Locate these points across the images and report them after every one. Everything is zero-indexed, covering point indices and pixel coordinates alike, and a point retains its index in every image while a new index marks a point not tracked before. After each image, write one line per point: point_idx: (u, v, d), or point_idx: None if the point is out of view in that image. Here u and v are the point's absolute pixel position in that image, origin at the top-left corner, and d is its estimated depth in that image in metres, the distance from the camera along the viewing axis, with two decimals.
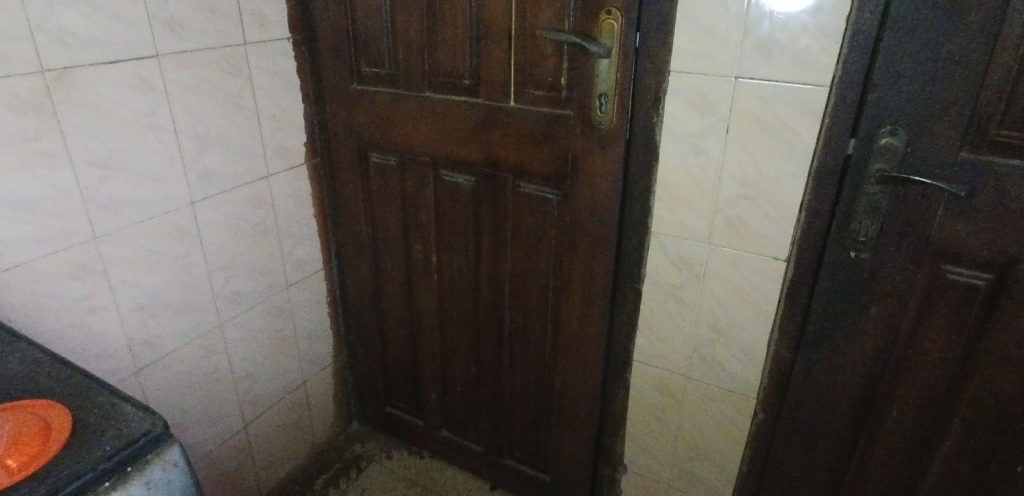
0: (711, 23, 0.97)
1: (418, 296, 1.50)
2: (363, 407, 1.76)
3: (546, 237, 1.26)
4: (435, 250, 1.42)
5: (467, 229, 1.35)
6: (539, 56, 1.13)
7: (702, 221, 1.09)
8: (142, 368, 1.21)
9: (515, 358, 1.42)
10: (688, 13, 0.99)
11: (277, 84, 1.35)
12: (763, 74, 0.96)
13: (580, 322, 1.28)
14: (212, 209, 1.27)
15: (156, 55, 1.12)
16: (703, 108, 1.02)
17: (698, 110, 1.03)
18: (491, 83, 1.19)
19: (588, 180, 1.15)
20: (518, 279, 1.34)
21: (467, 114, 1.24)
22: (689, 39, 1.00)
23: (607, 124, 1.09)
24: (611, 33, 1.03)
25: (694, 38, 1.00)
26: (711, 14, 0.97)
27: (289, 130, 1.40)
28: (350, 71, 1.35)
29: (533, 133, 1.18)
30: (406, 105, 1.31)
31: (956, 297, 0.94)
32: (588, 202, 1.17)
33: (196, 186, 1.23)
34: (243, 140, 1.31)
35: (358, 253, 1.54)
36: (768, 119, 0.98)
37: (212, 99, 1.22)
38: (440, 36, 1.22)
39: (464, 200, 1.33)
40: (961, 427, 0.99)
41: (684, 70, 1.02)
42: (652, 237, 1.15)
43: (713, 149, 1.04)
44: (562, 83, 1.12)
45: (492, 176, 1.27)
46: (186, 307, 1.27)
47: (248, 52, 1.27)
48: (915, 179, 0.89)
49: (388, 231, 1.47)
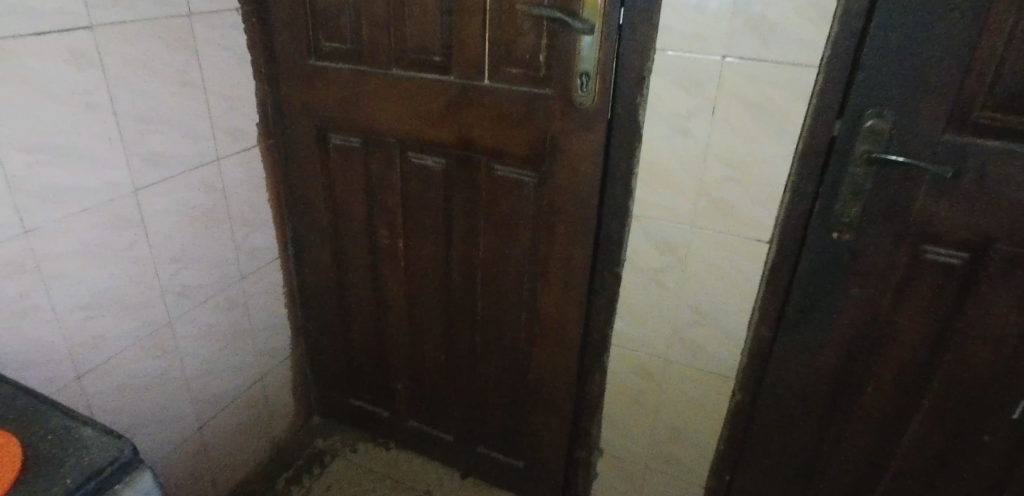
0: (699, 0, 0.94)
1: (386, 285, 1.44)
2: (325, 399, 1.69)
3: (523, 222, 1.22)
4: (403, 236, 1.36)
5: (438, 213, 1.30)
6: (517, 31, 1.07)
7: (684, 203, 1.07)
8: (86, 374, 1.10)
9: (487, 344, 1.39)
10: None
11: (226, 58, 1.24)
12: (751, 54, 0.94)
13: (558, 306, 1.26)
14: (158, 197, 1.16)
15: (91, 26, 0.99)
16: (690, 87, 1.00)
17: (684, 90, 1.00)
18: (465, 60, 1.13)
19: (568, 161, 1.12)
20: (491, 264, 1.29)
21: (438, 93, 1.18)
22: (676, 16, 0.97)
23: (588, 105, 1.06)
24: (594, 8, 0.99)
25: (680, 14, 0.96)
26: None
27: (241, 108, 1.30)
28: (308, 45, 1.25)
29: (510, 113, 1.14)
30: (370, 82, 1.23)
31: (933, 276, 0.96)
32: (568, 184, 1.14)
33: (140, 171, 1.12)
34: (191, 121, 1.20)
35: (318, 241, 1.45)
36: (756, 100, 0.96)
37: (155, 76, 1.11)
38: (409, 8, 1.14)
39: (435, 184, 1.27)
40: (932, 399, 1.03)
41: (670, 47, 0.99)
42: (634, 221, 1.13)
43: (699, 130, 1.02)
44: (541, 61, 1.08)
45: (464, 158, 1.22)
46: (134, 304, 1.16)
47: (194, 23, 1.16)
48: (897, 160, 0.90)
49: (351, 216, 1.39)
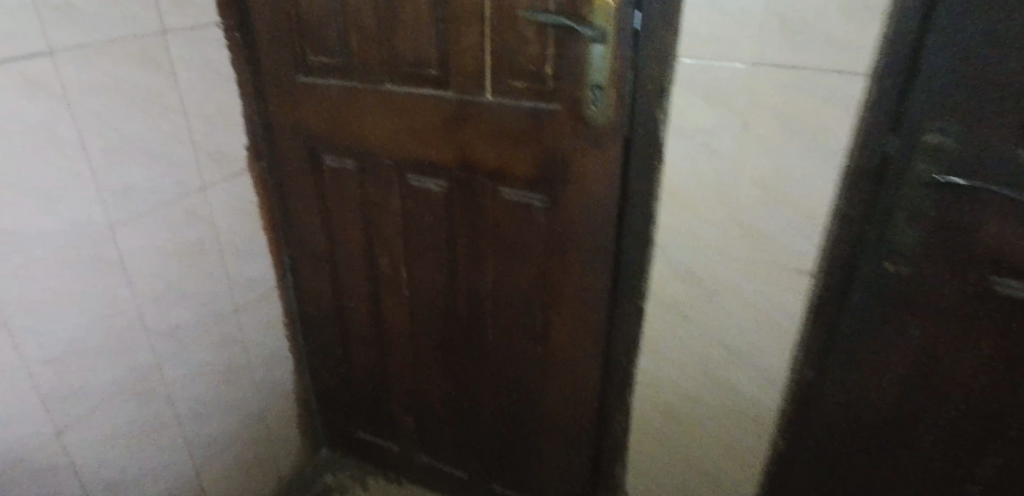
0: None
1: (388, 314, 1.34)
2: (333, 432, 1.60)
3: (533, 249, 1.11)
4: (405, 263, 1.26)
5: (440, 239, 1.19)
6: (518, 39, 0.96)
7: (713, 229, 0.95)
8: (65, 428, 1.03)
9: (498, 378, 1.28)
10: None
11: (208, 78, 1.15)
12: (787, 59, 0.81)
13: (573, 339, 1.15)
14: (137, 233, 1.08)
15: (51, 52, 0.91)
16: (716, 100, 0.87)
17: (709, 103, 0.88)
18: (463, 74, 1.02)
19: (581, 183, 1.01)
20: (500, 294, 1.19)
21: (435, 110, 1.07)
22: (698, 19, 0.84)
23: (603, 122, 0.95)
24: (605, 12, 0.87)
25: (703, 17, 0.84)
26: None
27: (226, 130, 1.20)
28: (294, 60, 1.15)
29: (514, 131, 1.02)
30: (362, 100, 1.13)
31: (1006, 313, 0.81)
32: (581, 207, 1.03)
33: (115, 207, 1.04)
34: (172, 149, 1.11)
35: (315, 268, 1.36)
36: (793, 114, 0.83)
37: (126, 102, 1.02)
38: (399, 17, 1.03)
39: (436, 208, 1.16)
40: (1004, 451, 0.88)
41: (692, 56, 0.86)
42: (658, 249, 1.01)
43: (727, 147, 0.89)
44: (547, 72, 0.96)
45: (466, 181, 1.11)
46: (115, 350, 1.08)
47: (168, 42, 1.07)
48: (956, 181, 0.78)
49: (348, 243, 1.29)
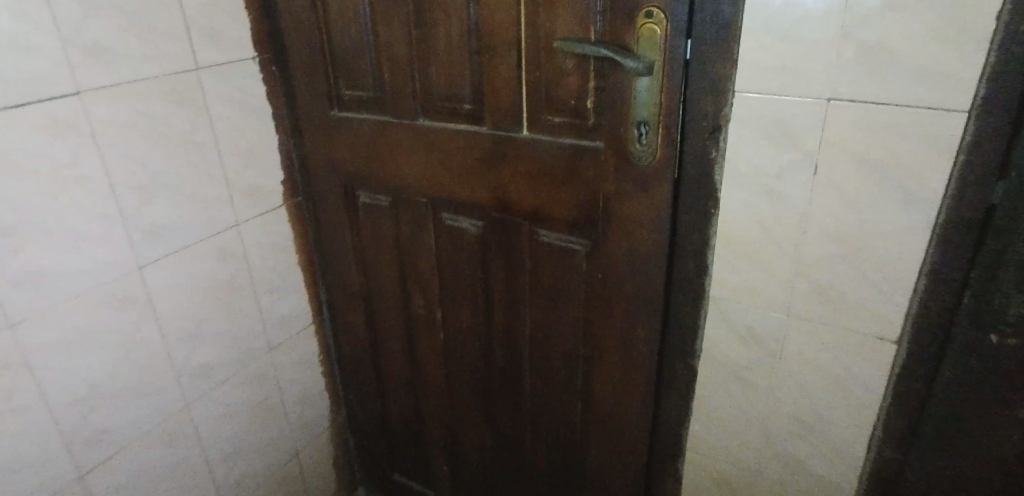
0: (791, 26, 0.71)
1: (422, 356, 1.27)
2: (369, 473, 1.54)
3: (572, 296, 1.02)
4: (439, 305, 1.19)
5: (475, 281, 1.12)
6: (557, 71, 0.88)
7: (777, 285, 0.83)
8: (89, 471, 1.01)
9: (536, 431, 1.19)
10: (762, 10, 0.72)
11: (243, 113, 1.12)
12: (865, 94, 0.69)
13: (617, 396, 1.04)
14: (167, 272, 1.06)
15: (78, 91, 0.90)
16: (778, 141, 0.76)
17: (772, 143, 0.76)
18: (498, 108, 0.95)
19: (625, 227, 0.91)
20: (537, 342, 1.10)
21: (469, 147, 1.00)
22: (757, 48, 0.74)
23: (649, 162, 0.85)
24: (652, 41, 0.78)
25: (764, 46, 0.73)
26: (789, 14, 0.70)
27: (262, 166, 1.18)
28: (329, 94, 1.12)
29: (552, 170, 0.94)
30: (395, 136, 1.07)
31: None
32: (625, 254, 0.93)
33: (144, 246, 1.02)
34: (204, 186, 1.09)
35: (351, 305, 1.32)
36: (874, 157, 0.71)
37: (157, 139, 1.00)
38: (432, 49, 0.97)
39: (470, 249, 1.10)
40: None
41: (752, 91, 0.76)
42: (712, 303, 0.90)
43: (793, 193, 0.78)
44: (587, 107, 0.88)
45: (502, 222, 1.03)
46: (142, 391, 1.06)
47: (202, 78, 1.05)
48: None
49: (383, 280, 1.25)
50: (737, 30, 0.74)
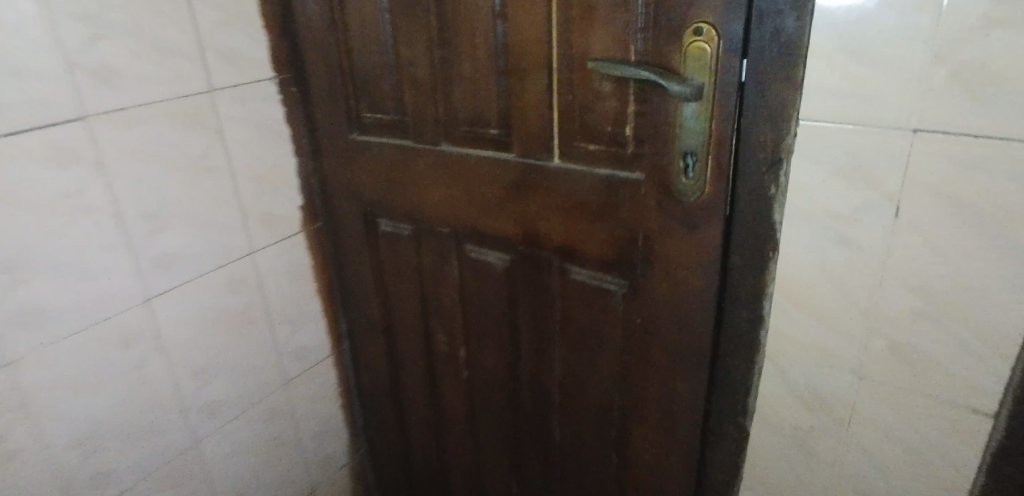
0: (868, 43, 0.60)
1: (444, 395, 1.19)
2: None
3: (607, 340, 0.92)
4: (463, 342, 1.11)
5: (501, 320, 1.03)
6: (592, 95, 0.79)
7: (845, 342, 0.72)
8: None
9: (566, 484, 1.08)
10: (831, 25, 0.61)
11: (260, 137, 1.07)
12: (960, 126, 0.58)
13: (655, 453, 0.93)
14: (176, 304, 1.00)
15: (84, 116, 0.85)
16: (850, 177, 0.65)
17: (842, 180, 0.66)
18: (526, 134, 0.86)
19: (666, 268, 0.81)
20: (567, 388, 1.00)
21: (494, 175, 0.92)
22: (826, 69, 0.63)
23: (697, 198, 0.75)
24: (700, 61, 0.68)
25: (834, 67, 0.62)
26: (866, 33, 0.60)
27: (280, 191, 1.12)
28: (349, 117, 1.05)
29: (586, 203, 0.84)
30: (417, 162, 1.00)
31: None
32: (668, 298, 0.83)
33: (152, 278, 0.96)
34: (218, 213, 1.03)
35: (371, 337, 1.25)
36: (971, 200, 0.59)
37: (167, 166, 0.95)
38: (456, 70, 0.89)
39: (496, 284, 1.01)
40: None
41: (818, 118, 0.65)
42: (767, 357, 0.79)
43: (868, 239, 0.67)
44: (626, 134, 0.78)
45: (530, 257, 0.95)
46: (147, 429, 1.00)
47: (217, 100, 0.99)
48: None
49: (404, 314, 1.17)
50: (802, 49, 0.64)
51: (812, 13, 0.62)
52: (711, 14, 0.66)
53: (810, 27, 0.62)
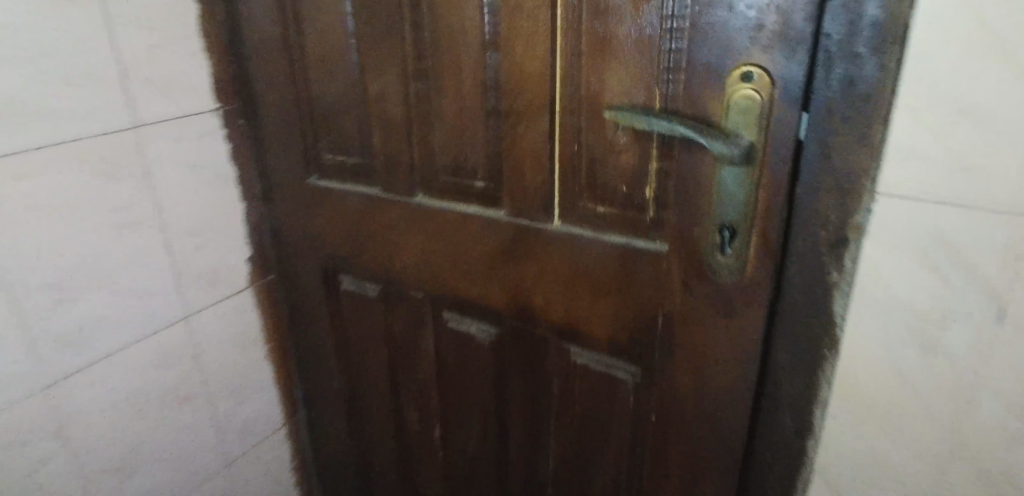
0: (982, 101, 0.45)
1: (418, 474, 1.03)
2: None
3: (614, 431, 0.78)
4: (441, 419, 0.95)
5: (486, 398, 0.88)
6: (605, 147, 0.64)
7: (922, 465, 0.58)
8: None
9: None
10: (932, 75, 0.47)
11: (198, 181, 0.90)
12: None
13: None
14: (91, 386, 0.83)
15: None
16: (941, 268, 0.51)
17: (932, 270, 0.51)
18: (521, 190, 0.71)
19: (691, 356, 0.67)
20: (565, 481, 0.85)
21: (481, 236, 0.76)
22: (920, 132, 0.48)
23: (739, 278, 0.60)
24: (750, 113, 0.54)
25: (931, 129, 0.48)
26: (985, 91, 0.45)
27: (222, 243, 0.95)
28: (307, 157, 0.88)
29: (594, 275, 0.70)
30: (386, 214, 0.83)
31: None
32: (692, 391, 0.69)
33: (61, 358, 0.79)
34: (146, 274, 0.86)
35: (332, 406, 1.08)
36: None
37: (80, 222, 0.78)
38: (436, 110, 0.74)
39: (481, 358, 0.86)
40: None
41: (904, 193, 0.50)
42: (817, 473, 0.64)
43: (960, 343, 0.52)
44: (646, 196, 0.64)
45: (522, 331, 0.80)
46: None
47: (144, 139, 0.83)
48: None
49: (371, 382, 1.01)
50: (887, 105, 0.49)
51: (906, 59, 0.47)
52: (765, 56, 0.52)
53: (900, 76, 0.48)
